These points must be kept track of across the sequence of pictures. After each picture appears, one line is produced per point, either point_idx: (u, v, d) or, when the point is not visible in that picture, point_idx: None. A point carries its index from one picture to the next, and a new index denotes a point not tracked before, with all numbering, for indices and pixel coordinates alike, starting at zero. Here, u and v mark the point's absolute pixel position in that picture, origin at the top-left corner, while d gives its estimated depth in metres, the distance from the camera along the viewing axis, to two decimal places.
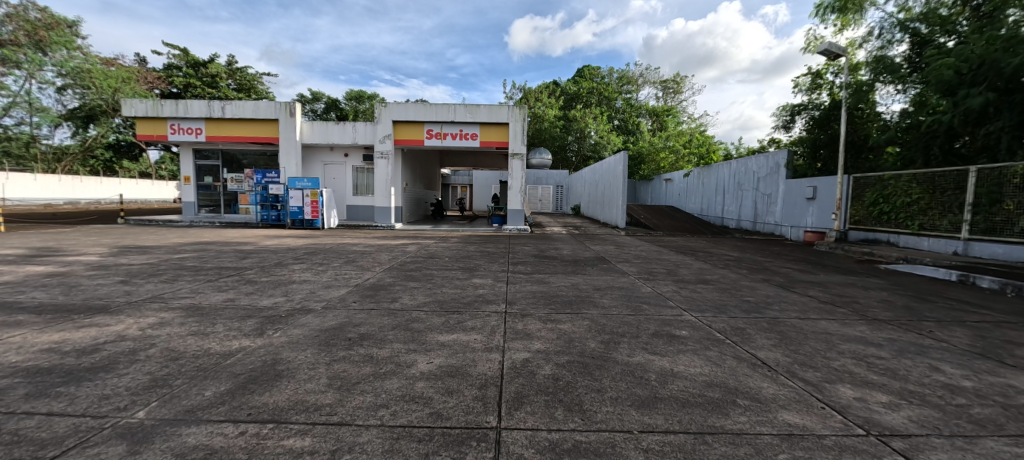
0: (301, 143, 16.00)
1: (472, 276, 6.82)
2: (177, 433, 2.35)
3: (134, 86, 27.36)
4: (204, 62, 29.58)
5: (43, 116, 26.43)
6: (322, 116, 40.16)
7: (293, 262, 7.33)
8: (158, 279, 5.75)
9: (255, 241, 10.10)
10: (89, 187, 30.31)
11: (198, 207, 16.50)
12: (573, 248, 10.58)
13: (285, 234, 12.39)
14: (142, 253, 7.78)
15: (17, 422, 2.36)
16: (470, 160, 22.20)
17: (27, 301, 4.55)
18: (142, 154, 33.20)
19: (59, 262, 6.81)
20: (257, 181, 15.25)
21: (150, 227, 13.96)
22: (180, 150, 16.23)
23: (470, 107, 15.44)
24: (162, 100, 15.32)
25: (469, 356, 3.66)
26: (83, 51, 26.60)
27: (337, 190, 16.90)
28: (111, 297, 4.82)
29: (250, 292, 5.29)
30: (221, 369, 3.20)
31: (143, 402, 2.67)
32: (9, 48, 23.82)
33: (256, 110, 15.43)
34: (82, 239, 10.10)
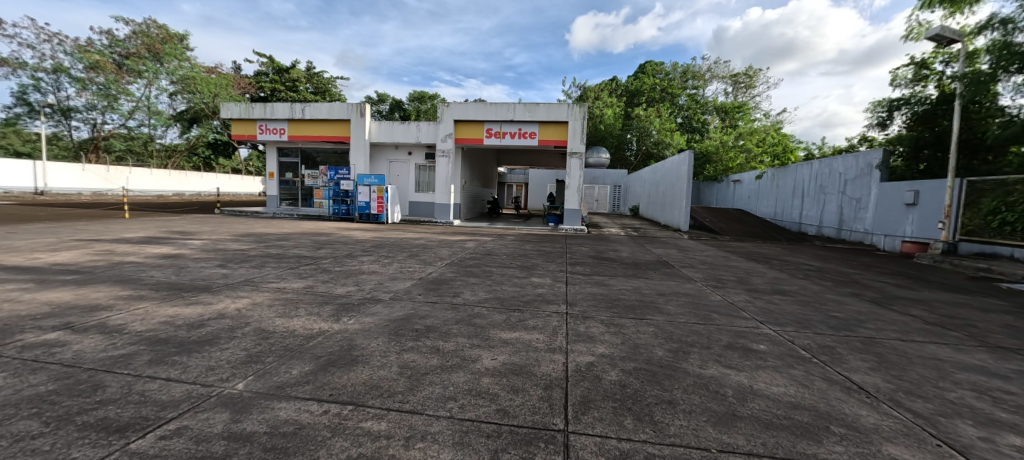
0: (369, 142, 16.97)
1: (531, 275, 6.81)
2: (270, 407, 2.56)
3: (230, 91, 30.70)
4: (287, 68, 32.33)
5: (157, 118, 30.42)
6: (387, 116, 42.34)
7: (362, 254, 7.80)
8: (249, 264, 6.38)
9: (328, 233, 10.87)
10: (193, 181, 34.66)
11: (279, 200, 18.13)
12: (632, 250, 10.25)
13: (353, 227, 13.24)
14: (236, 241, 8.67)
15: (144, 384, 2.72)
16: (526, 158, 22.30)
17: (148, 279, 5.26)
18: (235, 152, 37.24)
19: (171, 245, 7.78)
20: (330, 177, 16.42)
21: (240, 218, 15.59)
22: (266, 149, 17.88)
23: (529, 106, 15.49)
24: (252, 104, 16.97)
25: (532, 355, 3.64)
26: (191, 61, 30.34)
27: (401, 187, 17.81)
28: (212, 279, 5.41)
29: (326, 280, 5.68)
30: (305, 350, 3.45)
31: (241, 376, 2.95)
32: (134, 59, 28.00)
33: (331, 111, 16.60)
34: (187, 226, 11.47)
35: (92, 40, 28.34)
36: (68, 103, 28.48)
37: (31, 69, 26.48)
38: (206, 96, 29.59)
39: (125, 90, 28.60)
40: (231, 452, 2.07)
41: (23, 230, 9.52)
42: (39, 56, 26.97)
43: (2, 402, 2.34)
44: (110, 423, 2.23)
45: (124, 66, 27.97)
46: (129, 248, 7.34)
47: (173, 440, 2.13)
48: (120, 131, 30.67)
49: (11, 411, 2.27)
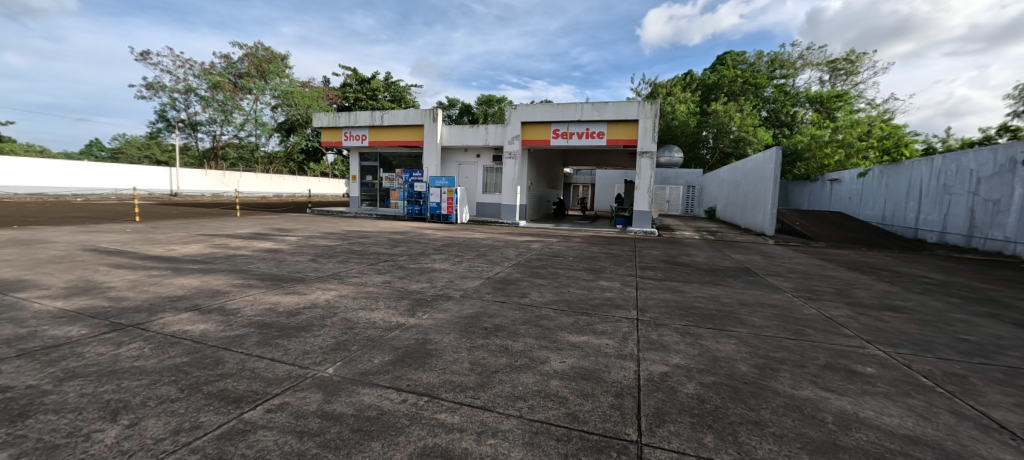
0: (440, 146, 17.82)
1: (599, 278, 6.66)
2: (356, 391, 2.79)
3: (320, 103, 34.15)
4: (368, 79, 35.00)
5: (262, 129, 34.85)
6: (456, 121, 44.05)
7: (434, 252, 8.20)
8: (337, 259, 7.03)
9: (403, 232, 11.60)
10: (290, 184, 39.07)
11: (360, 201, 19.77)
12: (709, 255, 9.56)
13: (424, 227, 14.00)
14: (326, 238, 9.61)
15: (255, 362, 3.11)
16: (593, 159, 21.86)
17: (256, 270, 6.04)
18: (323, 158, 41.30)
19: (275, 241, 8.84)
20: (405, 179, 17.53)
21: (328, 217, 17.28)
22: (350, 154, 19.60)
23: (597, 105, 15.19)
24: (339, 113, 18.69)
25: (601, 360, 3.56)
26: (289, 77, 34.32)
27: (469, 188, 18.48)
28: (306, 271, 6.05)
29: (402, 276, 6.07)
30: (385, 341, 3.71)
31: (331, 361, 3.25)
32: (246, 78, 32.98)
33: (407, 117, 17.72)
34: (285, 224, 12.96)
35: (214, 63, 33.33)
36: (196, 118, 33.73)
37: (170, 91, 31.80)
38: (301, 108, 33.27)
39: (239, 106, 33.22)
40: (323, 430, 2.29)
41: (163, 225, 11.45)
42: (177, 79, 32.32)
43: (152, 368, 2.83)
44: (229, 394, 2.59)
45: (239, 84, 32.74)
46: (242, 243, 8.48)
47: (278, 413, 2.41)
48: (234, 141, 35.63)
49: (157, 377, 2.72)
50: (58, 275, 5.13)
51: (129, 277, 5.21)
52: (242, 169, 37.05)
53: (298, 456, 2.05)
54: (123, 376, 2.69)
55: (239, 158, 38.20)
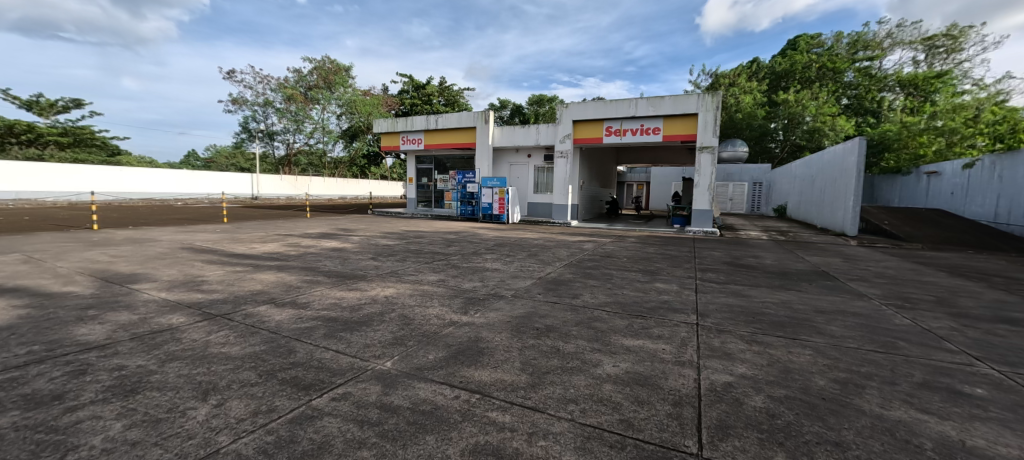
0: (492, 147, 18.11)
1: (655, 280, 6.37)
2: (412, 385, 2.90)
3: (380, 110, 36.21)
4: (423, 84, 36.37)
5: (329, 136, 37.63)
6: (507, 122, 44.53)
7: (487, 252, 8.35)
8: (395, 258, 7.39)
9: (457, 232, 11.93)
10: (353, 187, 41.84)
11: (417, 202, 20.67)
12: (779, 257, 8.78)
13: (477, 227, 14.31)
14: (386, 237, 10.15)
15: (322, 353, 3.35)
16: (648, 156, 21.03)
17: (324, 267, 6.52)
18: (382, 162, 43.71)
19: (341, 240, 9.49)
20: (459, 181, 18.03)
21: (387, 217, 18.25)
22: (407, 157, 20.57)
23: (652, 100, 14.59)
24: (397, 119, 19.67)
25: (657, 366, 3.39)
26: (352, 87, 36.69)
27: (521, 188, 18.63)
28: (367, 269, 6.42)
29: (456, 275, 6.24)
30: (439, 338, 3.83)
31: (390, 355, 3.40)
32: (315, 90, 36.03)
33: (460, 120, 18.22)
34: (349, 224, 13.88)
35: (288, 77, 36.58)
36: (273, 129, 37.26)
37: (252, 104, 35.39)
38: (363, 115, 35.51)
39: (310, 116, 36.18)
40: (381, 420, 2.40)
41: (246, 226, 12.73)
42: (257, 94, 35.88)
43: (237, 355, 3.15)
44: (299, 381, 2.80)
45: (310, 96, 35.71)
46: (312, 241, 9.22)
47: (341, 403, 2.56)
48: (305, 148, 38.83)
49: (239, 363, 3.02)
50: (164, 269, 5.91)
51: (219, 272, 5.86)
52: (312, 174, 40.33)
53: (359, 443, 2.16)
54: (212, 360, 3.01)
55: (310, 164, 41.60)
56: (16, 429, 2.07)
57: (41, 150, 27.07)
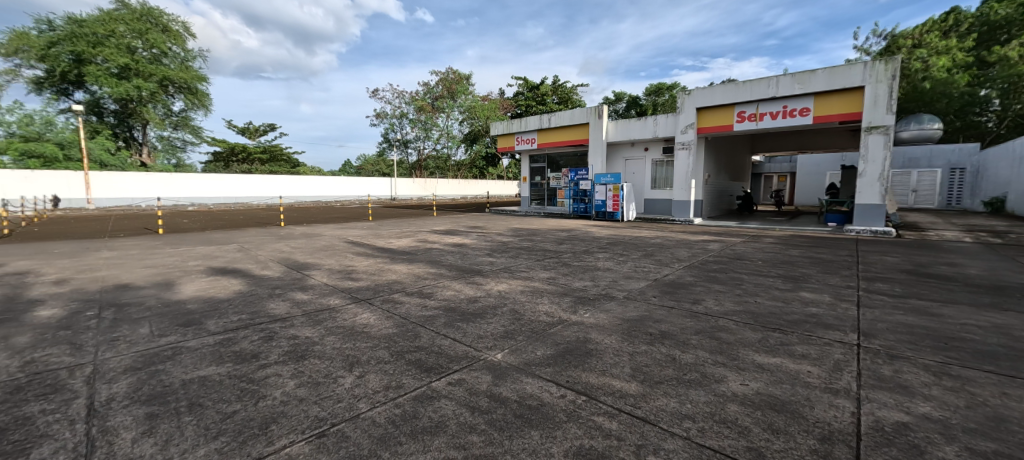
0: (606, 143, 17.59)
1: (800, 289, 5.36)
2: (520, 379, 2.97)
3: (497, 113, 38.39)
4: (537, 85, 37.09)
5: (452, 141, 41.35)
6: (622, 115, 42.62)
7: (598, 250, 8.14)
8: (509, 254, 7.73)
9: (568, 230, 11.92)
10: (473, 187, 45.24)
11: (530, 200, 21.30)
12: (998, 267, 6.52)
13: (588, 225, 14.09)
14: (502, 234, 10.70)
15: (441, 339, 3.67)
16: (794, 142, 17.83)
17: (447, 261, 7.19)
18: (499, 162, 46.18)
19: (463, 236, 10.33)
20: (571, 178, 17.96)
21: (502, 215, 19.26)
22: (522, 157, 21.35)
23: (799, 77, 12.33)
24: (512, 121, 20.53)
25: (801, 391, 2.83)
26: (472, 94, 40.17)
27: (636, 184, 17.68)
28: (484, 264, 6.86)
29: (566, 273, 6.23)
30: (547, 335, 3.86)
31: (500, 347, 3.55)
32: (440, 99, 40.04)
33: (572, 117, 18.13)
34: (468, 222, 15.05)
35: (418, 91, 41.32)
36: (408, 137, 42.56)
37: (391, 117, 40.98)
38: (482, 120, 38.12)
39: (437, 124, 40.41)
40: (490, 409, 2.52)
41: (386, 223, 14.84)
42: (394, 108, 41.38)
43: (375, 335, 3.66)
44: (422, 363, 3.12)
45: (437, 106, 39.84)
46: (438, 237, 10.26)
47: (456, 387, 2.78)
48: (433, 153, 43.40)
49: (378, 342, 3.52)
50: (327, 259, 7.26)
51: (366, 263, 6.95)
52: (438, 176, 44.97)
53: (469, 428, 2.31)
54: (358, 338, 3.57)
55: (437, 167, 46.44)
56: (231, 376, 2.77)
57: (249, 166, 36.08)
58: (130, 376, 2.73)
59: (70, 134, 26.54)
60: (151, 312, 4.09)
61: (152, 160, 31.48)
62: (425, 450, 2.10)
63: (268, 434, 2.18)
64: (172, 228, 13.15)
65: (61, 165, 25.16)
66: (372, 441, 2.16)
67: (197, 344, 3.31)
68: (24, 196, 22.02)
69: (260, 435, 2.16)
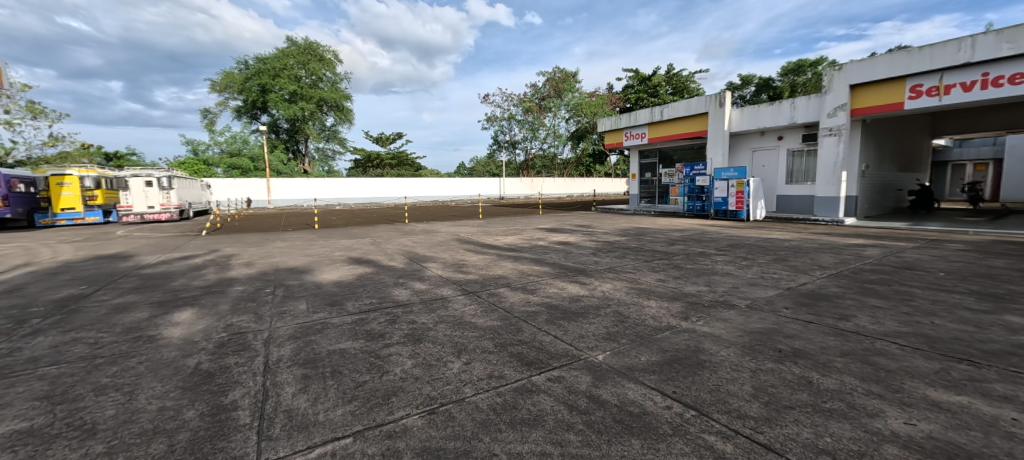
0: (729, 133, 15.71)
1: (1005, 310, 4.05)
2: (621, 384, 2.85)
3: (604, 109, 37.39)
4: (649, 76, 34.83)
5: (558, 139, 41.59)
6: (750, 101, 37.39)
7: (716, 253, 7.34)
8: (614, 254, 7.48)
9: (681, 229, 11.01)
10: (579, 185, 44.89)
11: (639, 199, 20.12)
12: None
13: (705, 224, 12.80)
14: (609, 234, 10.37)
15: (543, 335, 3.72)
16: (1004, 118, 13.52)
17: (551, 259, 7.26)
18: (606, 159, 44.87)
19: (568, 235, 10.32)
20: (686, 174, 16.43)
21: (609, 214, 18.69)
22: (631, 153, 20.37)
23: (1008, 35, 9.38)
24: (620, 115, 19.74)
25: (1004, 444, 2.12)
26: (579, 91, 39.98)
27: (766, 179, 15.43)
28: (588, 264, 6.75)
29: (677, 276, 5.77)
30: (654, 341, 3.61)
31: (602, 349, 3.44)
32: (547, 99, 40.64)
33: (688, 108, 16.61)
34: (572, 220, 14.99)
35: (526, 92, 42.58)
36: (516, 138, 44.18)
37: (500, 120, 43.07)
38: (589, 117, 37.51)
39: (544, 123, 41.18)
40: (589, 410, 2.49)
41: (495, 221, 15.66)
42: (503, 111, 43.38)
43: (482, 326, 3.91)
44: (524, 357, 3.23)
45: (544, 106, 40.57)
46: (544, 235, 10.47)
47: (555, 384, 2.81)
48: (539, 152, 44.27)
49: (484, 332, 3.75)
50: (443, 253, 7.99)
51: (476, 258, 7.46)
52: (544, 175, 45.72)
53: (566, 426, 2.32)
54: (466, 327, 3.85)
55: (544, 166, 47.27)
56: (363, 351, 3.26)
57: (382, 170, 41.75)
58: (291, 343, 3.41)
59: (259, 149, 34.17)
60: (307, 291, 5.04)
61: (312, 167, 38.59)
62: (523, 440, 2.18)
63: (390, 405, 2.52)
64: (326, 223, 15.93)
65: (253, 174, 32.61)
66: (475, 424, 2.33)
67: (338, 322, 3.97)
68: (231, 197, 29.10)
69: (382, 405, 2.51)
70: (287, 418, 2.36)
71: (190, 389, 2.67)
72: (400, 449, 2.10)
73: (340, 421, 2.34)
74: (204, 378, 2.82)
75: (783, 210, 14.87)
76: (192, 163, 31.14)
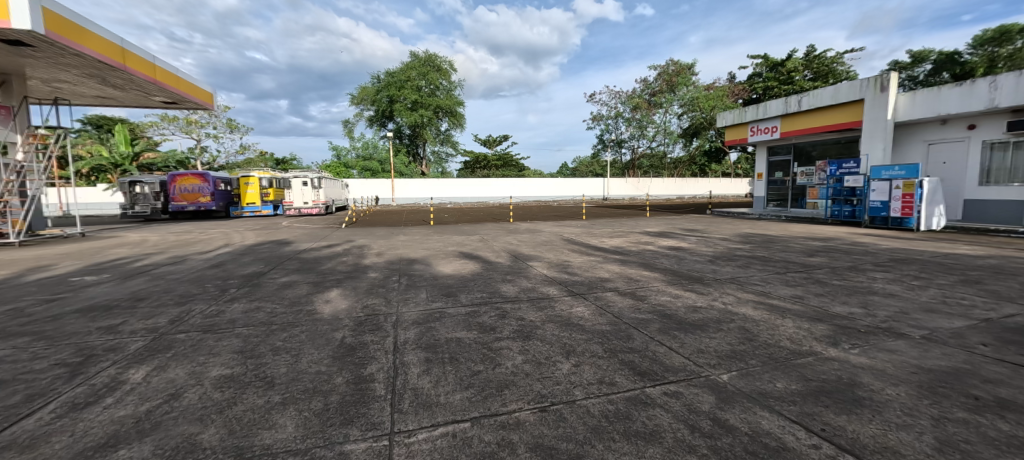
0: (893, 122, 12.81)
1: None
2: (752, 411, 2.49)
3: (725, 101, 33.71)
4: (782, 61, 30.28)
5: (669, 137, 38.95)
6: (927, 81, 29.88)
7: (874, 268, 6.03)
8: (736, 263, 6.68)
9: (822, 238, 9.37)
10: (692, 186, 41.36)
11: (766, 201, 18.00)
12: None
13: (855, 233, 10.69)
14: (731, 240, 9.31)
15: (656, 345, 3.47)
16: None
17: (661, 264, 6.80)
18: (725, 157, 40.43)
19: (681, 239, 9.54)
20: (830, 173, 13.93)
21: (726, 218, 16.85)
22: (758, 149, 18.13)
23: None
24: (747, 108, 17.64)
25: None
26: (695, 84, 36.76)
27: (947, 179, 12.24)
28: (704, 272, 6.15)
29: (820, 293, 4.90)
30: (793, 366, 3.10)
31: (727, 367, 3.08)
32: (659, 95, 38.45)
33: (835, 95, 13.99)
34: (683, 224, 13.87)
35: (635, 88, 40.69)
36: (622, 137, 42.54)
37: (606, 119, 41.90)
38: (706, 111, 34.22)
39: (653, 120, 38.98)
40: (714, 434, 2.23)
41: (597, 222, 15.33)
42: (610, 109, 42.20)
43: (590, 329, 3.83)
44: (636, 366, 3.06)
45: (655, 101, 38.55)
46: (654, 239, 9.88)
47: (672, 399, 2.60)
48: (646, 152, 41.98)
49: (592, 336, 3.66)
50: (547, 253, 8.08)
51: (579, 259, 7.36)
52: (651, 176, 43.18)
53: (687, 447, 2.12)
54: (574, 328, 3.82)
55: (651, 166, 44.65)
56: (477, 341, 3.46)
57: (488, 171, 44.09)
58: (415, 328, 3.78)
59: (386, 153, 38.92)
60: (425, 282, 5.53)
61: (428, 169, 42.55)
62: (639, 453, 2.05)
63: (502, 396, 2.61)
64: (439, 221, 17.41)
65: (381, 174, 37.38)
66: (587, 428, 2.27)
67: (453, 312, 4.26)
68: (363, 196, 33.67)
69: (496, 396, 2.61)
70: (413, 395, 2.61)
71: (339, 359, 3.14)
72: (514, 441, 2.15)
73: (460, 405, 2.50)
74: (348, 351, 3.28)
75: (972, 219, 11.64)
76: (336, 166, 36.93)
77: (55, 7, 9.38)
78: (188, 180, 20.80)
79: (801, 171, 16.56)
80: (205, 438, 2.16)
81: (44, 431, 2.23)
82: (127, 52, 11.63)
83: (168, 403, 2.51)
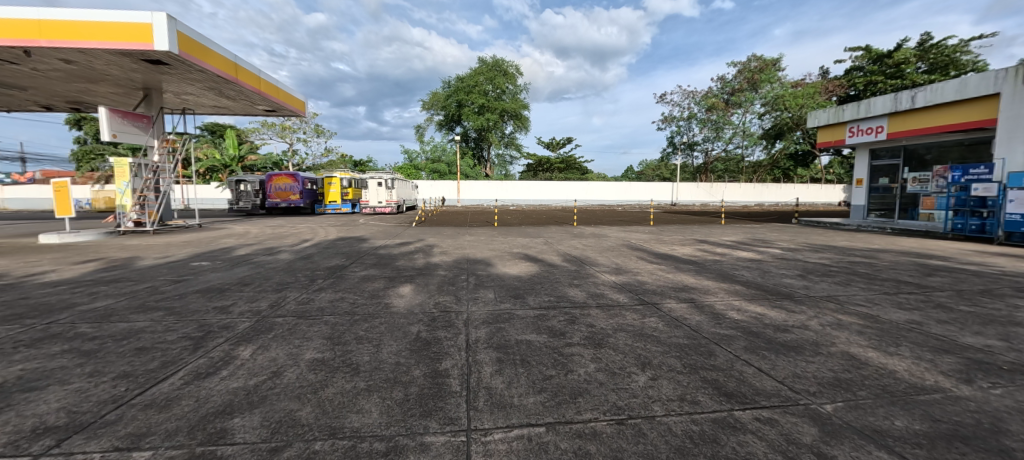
0: None
1: None
2: (865, 448, 2.17)
3: (817, 99, 30.54)
4: (889, 52, 26.77)
5: (748, 138, 36.20)
6: None
7: (1017, 294, 5.04)
8: (832, 279, 5.97)
9: (944, 256, 8.07)
10: (774, 192, 37.96)
11: (867, 210, 15.96)
12: None
13: (985, 251, 9.08)
14: (827, 253, 8.35)
15: (743, 365, 3.20)
16: None
17: (741, 277, 6.29)
18: (815, 160, 36.56)
19: (766, 251, 8.76)
20: (953, 180, 11.92)
21: (816, 228, 15.21)
22: (858, 152, 16.15)
23: None
24: (845, 106, 15.78)
25: None
26: (781, 81, 33.81)
27: None
28: (794, 287, 5.57)
29: (945, 320, 4.18)
30: (915, 403, 2.66)
31: (830, 397, 2.74)
32: (738, 93, 35.93)
33: (960, 88, 11.97)
34: (764, 234, 12.75)
35: (711, 88, 38.39)
36: (694, 139, 40.26)
37: (677, 120, 39.98)
38: (792, 111, 31.20)
39: (730, 121, 36.48)
40: None
41: (667, 229, 14.62)
42: (681, 110, 40.20)
43: (666, 341, 3.62)
44: (721, 386, 2.83)
45: (732, 101, 36.12)
46: (732, 248, 9.17)
47: (766, 426, 2.36)
48: (721, 155, 39.37)
49: (669, 349, 3.47)
50: (615, 259, 7.85)
51: (649, 267, 7.05)
52: (727, 180, 40.30)
53: None
54: (649, 339, 3.64)
55: (726, 170, 41.65)
56: (547, 346, 3.43)
57: (550, 173, 44.04)
58: (485, 327, 3.85)
59: (453, 156, 40.49)
60: (493, 282, 5.63)
61: (492, 171, 43.51)
62: None
63: (576, 404, 2.54)
64: (503, 222, 17.68)
65: (448, 176, 38.99)
66: (670, 447, 2.13)
67: (521, 314, 4.27)
68: (431, 196, 35.34)
69: (570, 403, 2.55)
70: (487, 394, 2.64)
71: (416, 352, 3.28)
72: (591, 452, 2.07)
73: (533, 408, 2.48)
74: (424, 345, 3.42)
75: None
76: (407, 167, 39.20)
77: (188, 31, 11.05)
78: (282, 180, 23.30)
79: (913, 178, 14.45)
80: (302, 415, 2.36)
81: (176, 394, 2.58)
82: (240, 67, 13.37)
83: (272, 379, 2.80)
